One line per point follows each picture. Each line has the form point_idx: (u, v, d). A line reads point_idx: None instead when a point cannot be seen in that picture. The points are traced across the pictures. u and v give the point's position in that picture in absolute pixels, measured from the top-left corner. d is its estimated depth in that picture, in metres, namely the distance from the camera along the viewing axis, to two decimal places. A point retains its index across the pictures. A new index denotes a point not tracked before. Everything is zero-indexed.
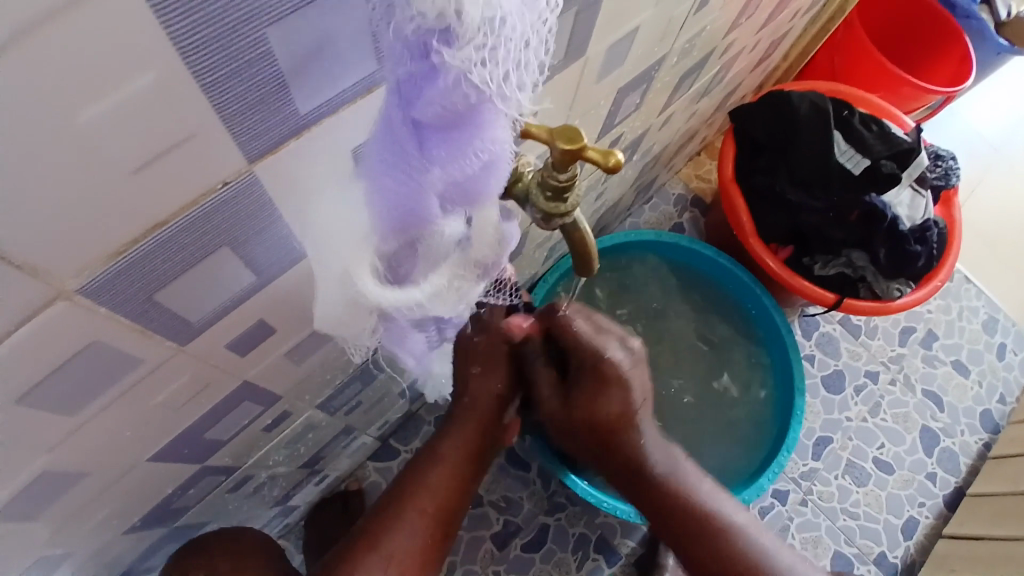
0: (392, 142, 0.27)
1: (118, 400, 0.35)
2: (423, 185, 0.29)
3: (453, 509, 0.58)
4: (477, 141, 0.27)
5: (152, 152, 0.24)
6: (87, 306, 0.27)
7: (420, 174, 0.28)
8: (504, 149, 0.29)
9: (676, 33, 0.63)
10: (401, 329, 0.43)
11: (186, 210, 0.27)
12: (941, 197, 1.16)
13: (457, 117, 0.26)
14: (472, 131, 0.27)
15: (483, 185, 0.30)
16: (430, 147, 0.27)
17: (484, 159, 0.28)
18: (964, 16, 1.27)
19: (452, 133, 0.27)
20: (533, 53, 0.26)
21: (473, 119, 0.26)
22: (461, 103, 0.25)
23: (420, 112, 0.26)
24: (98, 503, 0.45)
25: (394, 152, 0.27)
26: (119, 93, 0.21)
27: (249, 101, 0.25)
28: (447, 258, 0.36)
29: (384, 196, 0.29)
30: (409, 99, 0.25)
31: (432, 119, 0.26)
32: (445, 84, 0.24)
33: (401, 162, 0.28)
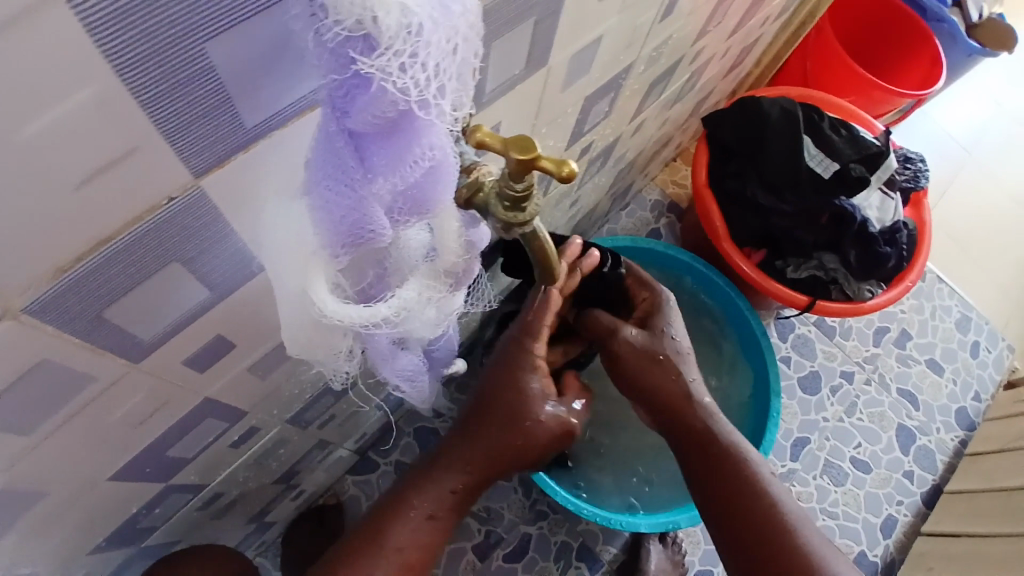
0: (333, 155, 0.27)
1: (69, 421, 0.35)
2: (367, 199, 0.28)
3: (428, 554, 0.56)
4: (415, 147, 0.27)
5: (94, 167, 0.23)
6: (32, 326, 0.27)
7: (363, 186, 0.28)
8: (445, 153, 0.29)
9: (642, 41, 0.64)
10: (390, 352, 0.42)
11: (129, 226, 0.27)
12: (911, 199, 1.18)
13: (392, 123, 0.26)
14: (409, 136, 0.27)
15: (430, 192, 0.31)
16: (371, 157, 0.27)
17: (425, 165, 0.28)
18: (935, 20, 1.29)
19: (388, 141, 0.27)
20: (456, 59, 0.26)
21: (408, 125, 0.27)
22: (391, 110, 0.25)
23: (354, 120, 0.26)
24: (57, 525, 0.44)
25: (335, 165, 0.27)
26: (55, 109, 0.21)
27: (191, 115, 0.25)
28: (415, 269, 0.37)
29: (328, 213, 0.29)
30: (343, 110, 0.26)
31: (367, 128, 0.26)
32: (372, 91, 0.25)
33: (343, 175, 0.27)
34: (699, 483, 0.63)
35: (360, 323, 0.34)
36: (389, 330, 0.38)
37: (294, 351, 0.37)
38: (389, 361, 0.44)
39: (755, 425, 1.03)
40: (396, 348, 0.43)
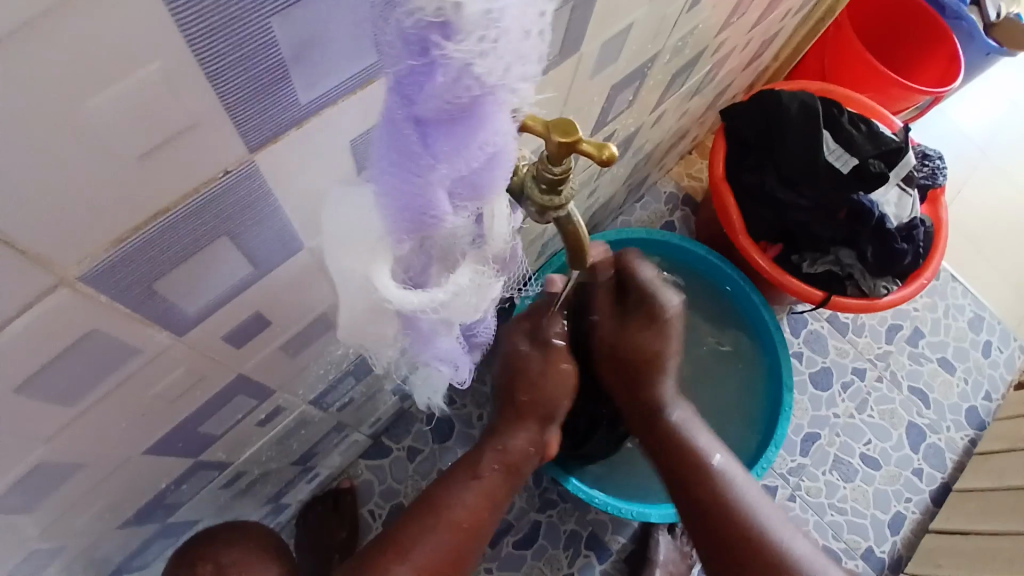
0: (400, 143, 0.27)
1: (111, 393, 0.35)
2: (429, 184, 0.29)
3: (481, 523, 0.59)
4: (480, 134, 0.27)
5: (155, 140, 0.24)
6: (87, 295, 0.27)
7: (428, 172, 0.28)
8: (505, 139, 0.29)
9: (668, 32, 0.64)
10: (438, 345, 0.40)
11: (187, 198, 0.27)
12: (928, 196, 1.18)
13: (461, 109, 0.26)
14: (474, 124, 0.27)
15: (487, 177, 0.31)
16: (435, 143, 0.27)
17: (486, 151, 0.29)
18: (953, 18, 1.29)
19: (455, 129, 0.27)
20: (534, 42, 0.26)
21: (477, 113, 0.27)
22: (464, 95, 0.25)
23: (424, 108, 0.26)
24: (90, 498, 0.45)
25: (400, 151, 0.27)
26: (130, 79, 0.21)
27: (251, 91, 0.25)
28: (464, 256, 0.36)
29: (395, 198, 0.29)
30: (412, 98, 0.26)
31: (437, 115, 0.26)
32: (445, 79, 0.24)
33: (409, 161, 0.28)
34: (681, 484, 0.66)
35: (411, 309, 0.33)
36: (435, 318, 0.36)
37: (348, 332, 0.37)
38: (433, 354, 0.41)
39: (772, 404, 1.04)
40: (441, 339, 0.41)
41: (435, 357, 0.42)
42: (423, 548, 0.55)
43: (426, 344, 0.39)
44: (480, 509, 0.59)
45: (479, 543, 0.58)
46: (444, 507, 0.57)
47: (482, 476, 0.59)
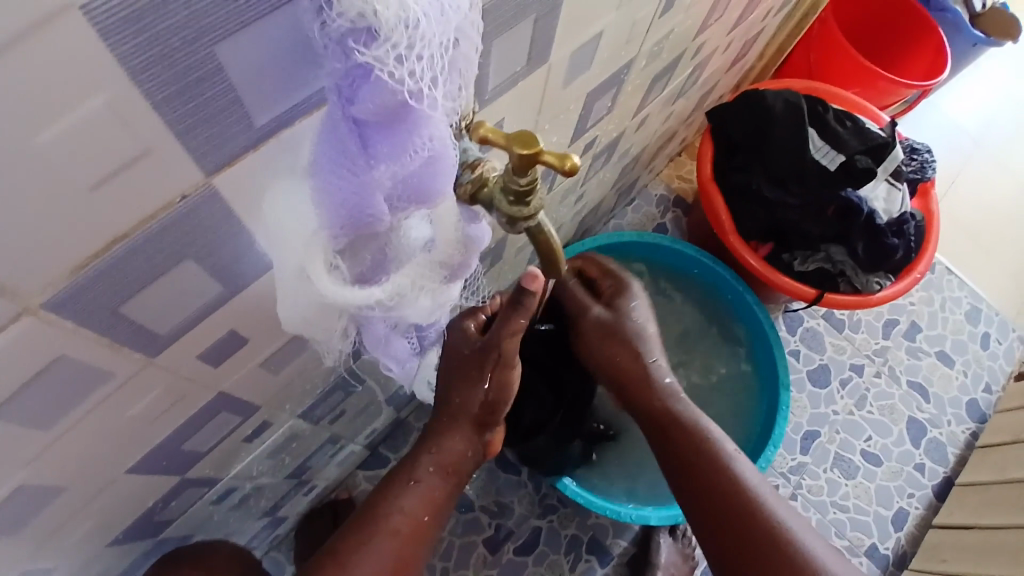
0: (337, 143, 0.28)
1: (88, 415, 0.36)
2: (367, 185, 0.29)
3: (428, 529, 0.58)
4: (416, 137, 0.28)
5: (108, 170, 0.24)
6: (53, 322, 0.28)
7: (365, 173, 0.29)
8: (444, 144, 0.30)
9: (643, 36, 0.64)
10: (385, 337, 0.43)
11: (147, 222, 0.28)
12: (918, 190, 1.18)
13: (394, 113, 0.27)
14: (410, 127, 0.28)
15: (432, 182, 0.31)
16: (372, 144, 0.28)
17: (425, 155, 0.29)
18: (938, 10, 1.30)
19: (390, 131, 0.28)
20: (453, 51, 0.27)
21: (410, 118, 0.27)
22: (393, 100, 0.26)
23: (358, 109, 0.26)
24: (76, 519, 0.45)
25: (337, 151, 0.28)
26: (76, 112, 0.22)
27: (201, 117, 0.26)
28: (413, 259, 0.38)
29: (331, 196, 0.30)
30: (348, 99, 0.26)
31: (370, 117, 0.27)
32: (375, 81, 0.25)
33: (346, 161, 0.28)
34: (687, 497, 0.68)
35: (355, 304, 0.35)
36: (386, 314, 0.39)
37: (292, 327, 0.37)
38: (385, 345, 0.45)
39: (768, 403, 1.04)
40: (392, 334, 0.44)
41: (387, 354, 0.46)
42: (361, 561, 0.53)
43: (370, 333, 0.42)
44: (422, 512, 0.57)
45: (421, 547, 0.57)
46: (384, 517, 0.56)
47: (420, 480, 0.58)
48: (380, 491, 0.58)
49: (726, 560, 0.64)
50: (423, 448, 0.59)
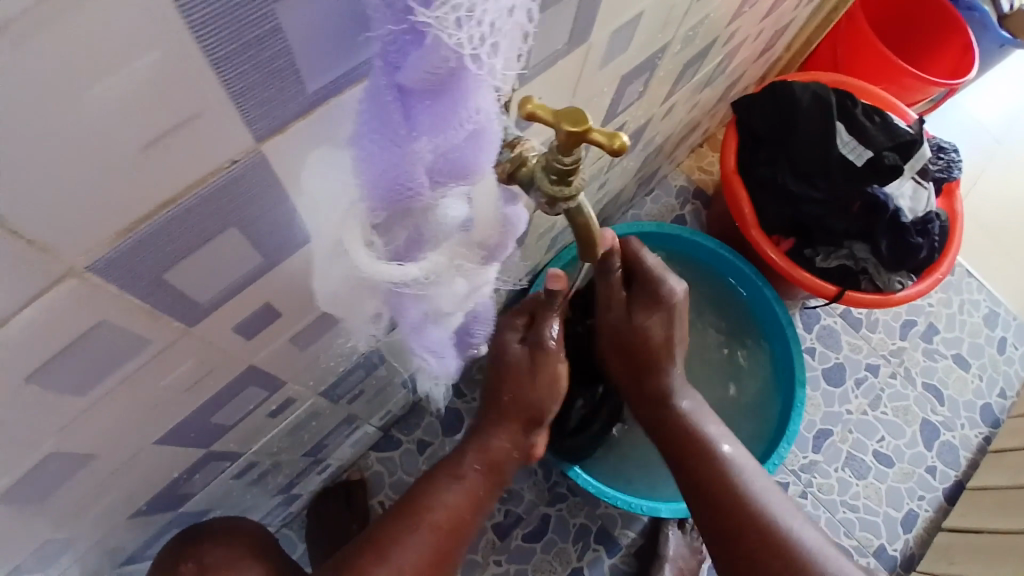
0: (380, 111, 0.27)
1: (121, 384, 0.35)
2: (409, 158, 0.28)
3: (464, 524, 0.59)
4: (462, 108, 0.27)
5: (159, 130, 0.24)
6: (96, 286, 0.27)
7: (408, 144, 0.28)
8: (489, 118, 0.29)
9: (679, 21, 0.63)
10: (418, 324, 0.40)
11: (194, 188, 0.27)
12: (944, 189, 1.16)
13: (441, 82, 0.26)
14: (456, 98, 0.27)
15: (473, 159, 0.30)
16: (416, 114, 0.27)
17: (470, 129, 0.28)
18: (968, 8, 1.26)
19: (436, 101, 0.27)
20: (513, 20, 0.26)
21: (457, 86, 0.26)
22: (443, 66, 0.25)
23: (405, 76, 0.25)
24: (101, 488, 0.45)
25: (380, 120, 0.27)
26: (132, 66, 0.21)
27: (256, 78, 0.25)
28: (449, 239, 0.35)
29: (371, 167, 0.29)
30: (395, 65, 0.25)
31: (417, 84, 0.26)
32: (426, 46, 0.24)
33: (389, 131, 0.27)
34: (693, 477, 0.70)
35: (391, 280, 0.33)
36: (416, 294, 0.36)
37: (319, 296, 0.37)
38: (421, 335, 0.42)
39: (783, 400, 1.03)
40: (428, 321, 0.41)
41: (420, 343, 0.43)
42: (403, 551, 0.55)
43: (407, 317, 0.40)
44: (461, 507, 0.59)
45: (459, 541, 0.59)
46: (424, 509, 0.58)
47: (465, 477, 0.60)
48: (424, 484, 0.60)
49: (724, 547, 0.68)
50: (468, 445, 0.62)
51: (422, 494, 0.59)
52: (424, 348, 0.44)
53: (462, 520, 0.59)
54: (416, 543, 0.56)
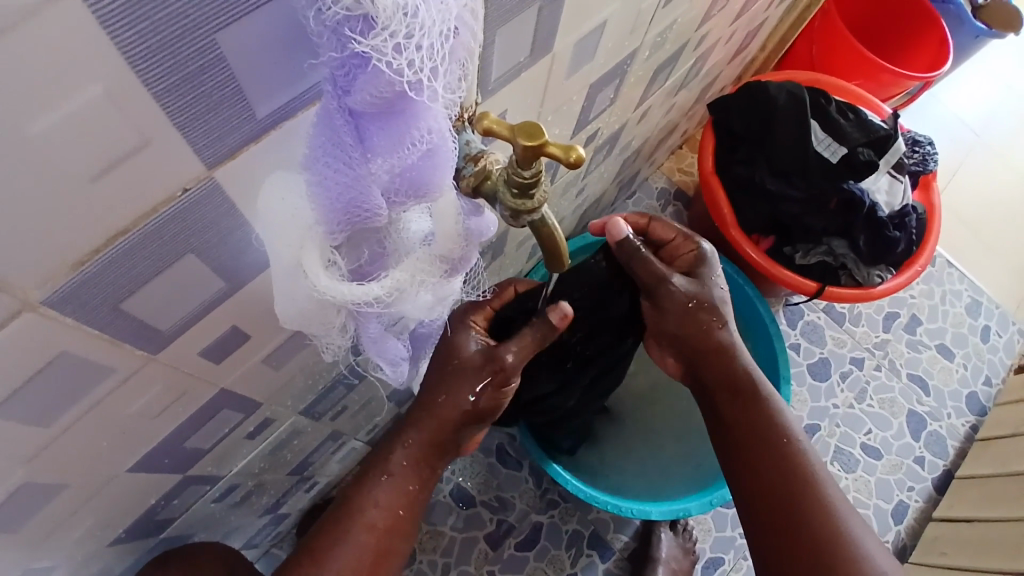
0: (332, 134, 0.27)
1: (90, 412, 0.35)
2: (363, 178, 0.28)
3: (404, 525, 0.55)
4: (413, 130, 0.27)
5: (107, 161, 0.24)
6: (54, 318, 0.27)
7: (360, 165, 0.28)
8: (443, 137, 0.28)
9: (646, 26, 0.63)
10: (378, 335, 0.42)
11: (146, 218, 0.27)
12: (920, 182, 1.17)
13: (390, 104, 0.26)
14: (407, 118, 0.27)
15: (428, 176, 0.30)
16: (369, 136, 0.27)
17: (423, 149, 0.28)
18: (942, 1, 1.30)
19: (388, 122, 0.27)
20: (449, 42, 0.26)
21: (406, 106, 0.26)
22: (389, 91, 0.25)
23: (354, 100, 0.26)
24: (75, 518, 0.45)
25: (333, 143, 0.27)
26: (72, 101, 0.21)
27: (203, 107, 0.25)
28: (412, 251, 0.38)
29: (325, 188, 0.29)
30: (344, 89, 0.25)
31: (366, 107, 0.26)
32: (372, 71, 0.24)
33: (341, 154, 0.27)
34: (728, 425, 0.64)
35: (354, 300, 0.34)
36: (383, 311, 0.39)
37: (290, 322, 0.36)
38: (378, 344, 0.43)
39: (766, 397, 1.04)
40: (386, 331, 0.44)
41: (381, 356, 0.45)
42: (341, 553, 0.51)
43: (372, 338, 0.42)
44: (399, 506, 0.55)
45: (399, 539, 0.55)
46: (370, 514, 0.53)
47: (394, 474, 0.55)
48: (368, 485, 0.55)
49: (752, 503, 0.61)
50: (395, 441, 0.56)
51: (352, 494, 0.54)
52: (385, 360, 0.46)
53: (400, 521, 0.55)
54: (350, 545, 0.52)
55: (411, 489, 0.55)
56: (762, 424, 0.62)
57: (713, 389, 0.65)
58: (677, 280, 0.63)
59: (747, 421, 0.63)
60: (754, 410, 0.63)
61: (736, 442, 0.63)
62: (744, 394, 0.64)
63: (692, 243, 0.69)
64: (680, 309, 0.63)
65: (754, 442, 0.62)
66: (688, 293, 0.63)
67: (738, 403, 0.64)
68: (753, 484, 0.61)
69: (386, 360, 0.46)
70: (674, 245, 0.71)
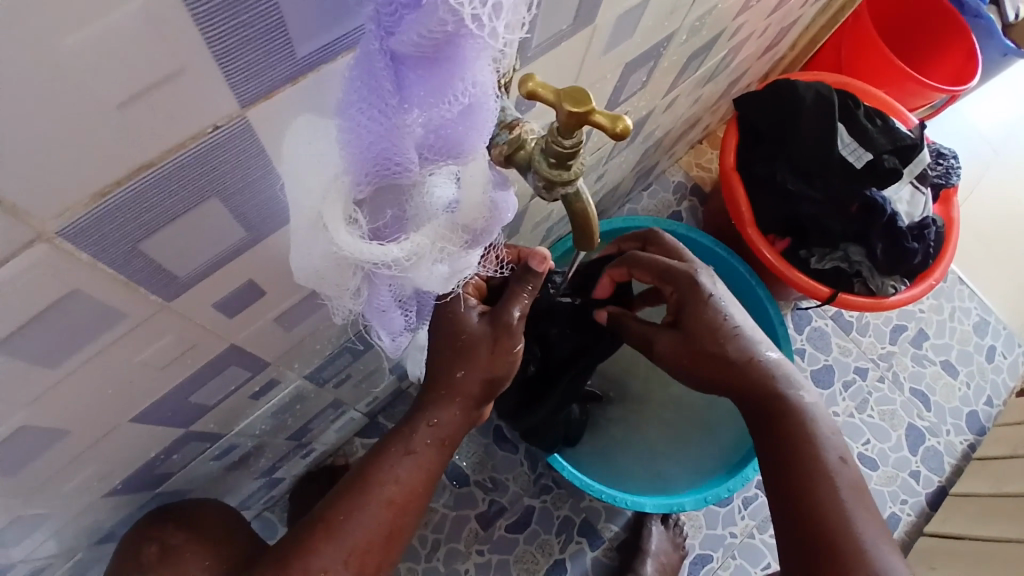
0: (370, 78, 0.26)
1: (98, 356, 0.34)
2: (399, 129, 0.27)
3: (418, 500, 0.54)
4: (457, 81, 0.26)
5: (137, 88, 0.22)
6: (68, 252, 0.26)
7: (396, 115, 0.26)
8: (485, 94, 0.27)
9: (686, 10, 0.61)
10: (387, 306, 0.42)
11: (172, 153, 0.26)
12: (941, 195, 1.15)
13: (437, 50, 0.24)
14: (451, 67, 0.25)
15: (465, 135, 0.29)
16: (408, 85, 0.26)
17: (464, 103, 0.27)
18: (972, 15, 1.25)
19: (430, 69, 0.25)
20: None
21: (452, 54, 0.25)
22: (440, 31, 0.23)
23: (398, 42, 0.24)
24: (74, 465, 0.44)
25: (370, 88, 0.26)
26: (109, 16, 0.20)
27: (243, 38, 0.24)
28: (434, 219, 0.36)
29: (358, 138, 0.27)
30: (388, 30, 0.24)
31: (411, 50, 0.24)
32: (422, 9, 0.23)
33: (378, 100, 0.26)
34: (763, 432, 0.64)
35: (372, 261, 0.33)
36: (397, 276, 0.37)
37: (304, 279, 0.35)
38: (382, 316, 0.43)
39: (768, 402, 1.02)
40: (396, 301, 0.43)
41: (385, 325, 0.45)
42: (351, 526, 0.51)
43: (379, 307, 0.41)
44: (415, 482, 0.53)
45: (413, 518, 0.54)
46: (374, 484, 0.52)
47: (415, 451, 0.53)
48: (371, 457, 0.54)
49: (777, 498, 0.61)
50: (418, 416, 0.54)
51: (368, 465, 0.53)
52: (386, 330, 0.45)
53: (415, 495, 0.53)
54: (361, 517, 0.51)
55: (430, 467, 0.54)
56: (794, 441, 0.62)
57: (748, 403, 0.65)
58: (660, 338, 0.67)
59: (778, 436, 0.63)
60: (789, 415, 0.63)
61: (767, 444, 0.64)
62: (780, 411, 0.63)
63: (671, 285, 0.67)
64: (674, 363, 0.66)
65: (785, 445, 0.62)
66: (673, 347, 0.66)
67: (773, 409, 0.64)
68: (779, 481, 0.61)
69: (386, 330, 0.46)
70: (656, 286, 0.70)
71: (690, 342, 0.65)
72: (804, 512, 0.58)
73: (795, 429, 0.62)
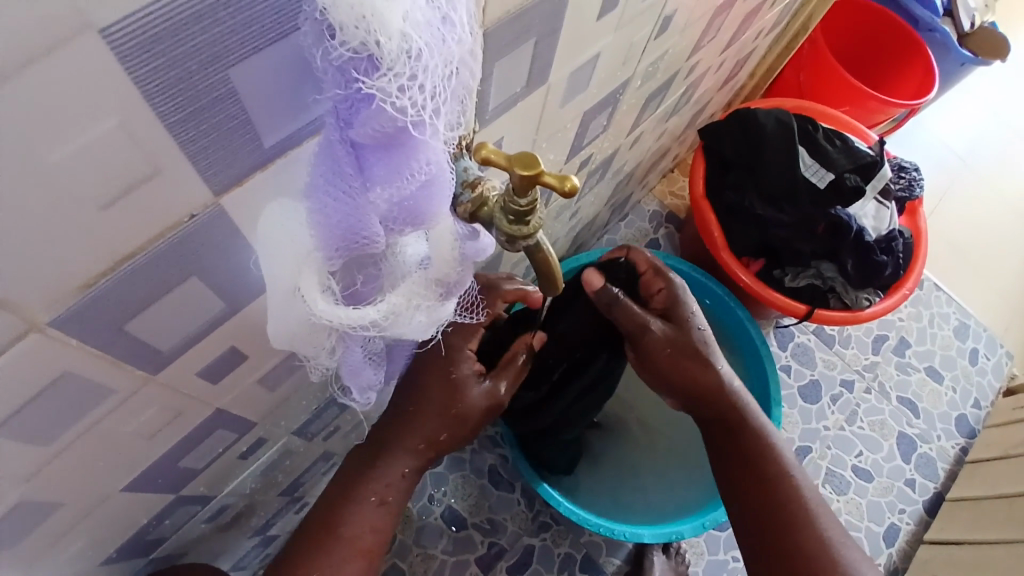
0: (332, 164, 0.28)
1: (88, 431, 0.36)
2: (364, 207, 0.29)
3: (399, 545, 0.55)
4: (413, 162, 0.28)
5: (118, 190, 0.25)
6: (58, 339, 0.28)
7: (360, 195, 0.29)
8: (442, 168, 0.29)
9: (639, 57, 0.65)
10: (360, 361, 0.43)
11: (151, 243, 0.28)
12: (906, 208, 1.19)
13: (391, 138, 0.27)
14: (407, 152, 0.28)
15: (426, 205, 0.31)
16: (369, 167, 0.28)
17: (422, 180, 0.29)
18: (927, 29, 1.32)
19: (387, 153, 0.28)
20: (450, 85, 0.27)
21: (406, 141, 0.27)
22: (391, 125, 0.26)
23: (356, 133, 0.27)
24: (65, 538, 0.45)
25: (333, 173, 0.28)
26: (86, 133, 0.22)
27: (213, 138, 0.26)
28: (409, 276, 0.38)
29: (326, 217, 0.30)
30: (346, 122, 0.26)
31: (367, 139, 0.27)
32: (374, 107, 0.25)
33: (341, 183, 0.28)
34: (720, 451, 0.68)
35: (350, 324, 0.35)
36: (378, 334, 0.39)
37: (281, 343, 0.37)
38: (354, 372, 0.44)
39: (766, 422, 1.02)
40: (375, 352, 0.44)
41: (354, 381, 0.45)
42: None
43: (356, 367, 0.44)
44: None
45: None
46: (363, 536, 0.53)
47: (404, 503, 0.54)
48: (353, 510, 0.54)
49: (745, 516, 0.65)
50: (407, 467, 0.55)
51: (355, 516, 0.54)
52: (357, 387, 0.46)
53: None
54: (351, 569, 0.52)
55: None
56: (755, 452, 0.65)
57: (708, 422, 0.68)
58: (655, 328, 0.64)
59: (738, 448, 0.66)
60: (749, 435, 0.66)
61: (728, 464, 0.67)
62: (736, 424, 0.66)
63: (664, 280, 0.68)
64: (658, 357, 0.65)
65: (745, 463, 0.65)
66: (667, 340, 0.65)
67: (733, 434, 0.66)
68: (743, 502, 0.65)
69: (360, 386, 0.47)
70: (646, 278, 0.69)
71: (681, 341, 0.65)
72: (763, 521, 0.63)
73: (750, 440, 0.66)
